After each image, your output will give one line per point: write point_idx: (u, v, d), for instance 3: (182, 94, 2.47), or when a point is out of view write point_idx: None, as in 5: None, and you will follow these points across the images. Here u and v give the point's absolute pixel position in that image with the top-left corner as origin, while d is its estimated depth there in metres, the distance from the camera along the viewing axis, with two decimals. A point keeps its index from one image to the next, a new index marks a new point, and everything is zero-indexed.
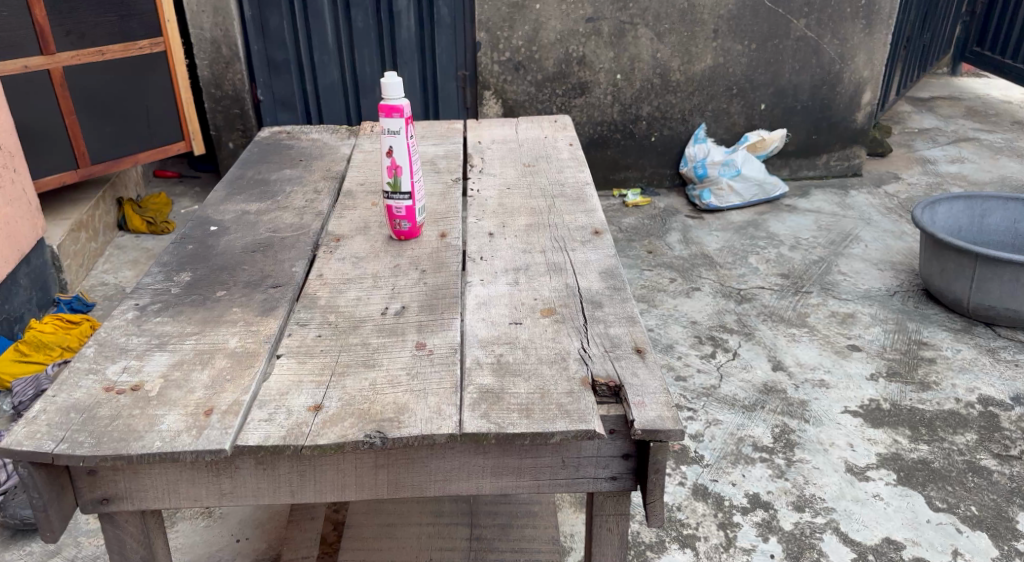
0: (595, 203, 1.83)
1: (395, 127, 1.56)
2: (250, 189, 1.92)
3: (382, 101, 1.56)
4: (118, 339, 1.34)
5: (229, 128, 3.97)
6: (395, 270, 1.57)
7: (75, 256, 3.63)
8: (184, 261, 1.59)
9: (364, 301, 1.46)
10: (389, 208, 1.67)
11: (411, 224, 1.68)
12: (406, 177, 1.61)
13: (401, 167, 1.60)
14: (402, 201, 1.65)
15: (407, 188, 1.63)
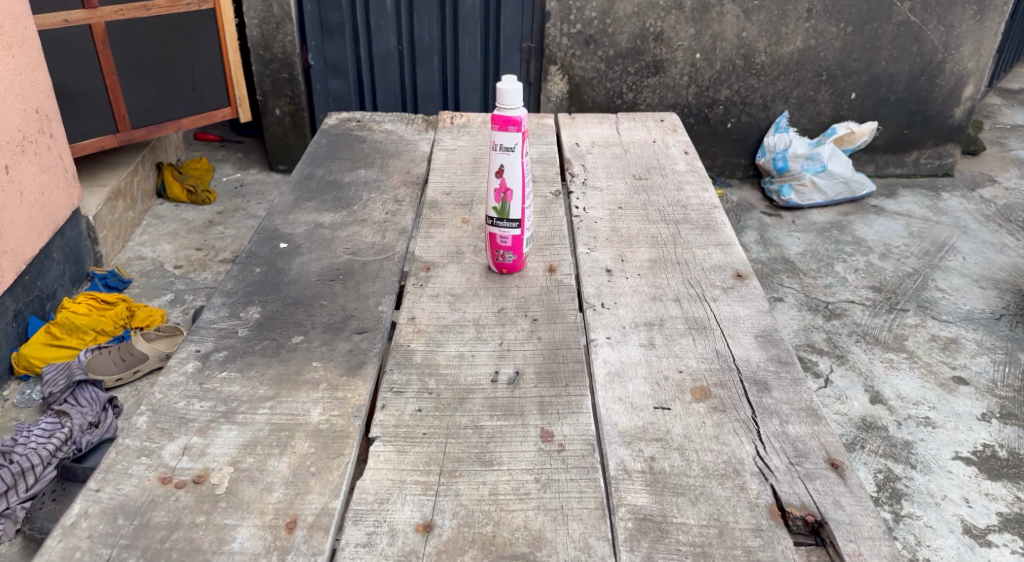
0: (731, 235, 1.54)
1: (509, 143, 1.30)
2: (323, 193, 1.67)
3: (497, 110, 1.30)
4: (176, 405, 1.12)
5: (277, 94, 3.69)
6: (501, 319, 1.31)
7: (111, 227, 3.41)
8: (251, 290, 1.37)
9: (469, 361, 1.21)
10: (490, 238, 1.40)
11: (517, 256, 1.41)
12: (517, 204, 1.34)
13: (512, 190, 1.33)
14: (508, 230, 1.37)
15: (514, 215, 1.35)
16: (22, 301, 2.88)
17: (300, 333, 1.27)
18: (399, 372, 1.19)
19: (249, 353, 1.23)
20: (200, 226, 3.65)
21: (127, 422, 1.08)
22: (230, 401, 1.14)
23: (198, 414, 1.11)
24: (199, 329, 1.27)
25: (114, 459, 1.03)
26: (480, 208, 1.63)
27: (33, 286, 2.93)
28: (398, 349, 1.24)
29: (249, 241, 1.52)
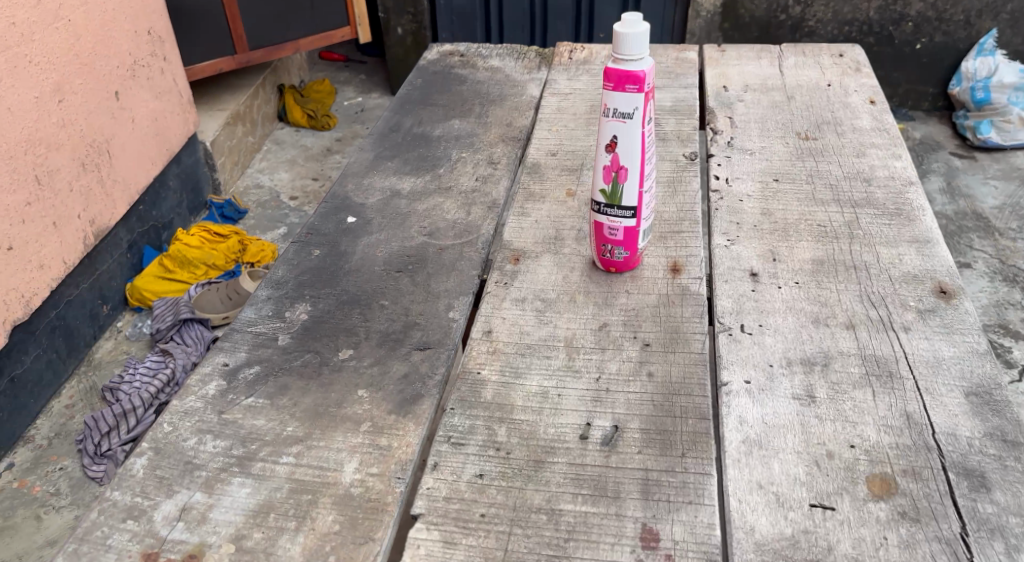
0: (931, 226, 1.14)
1: (629, 106, 0.97)
2: (408, 149, 1.42)
3: (613, 62, 0.96)
4: (186, 443, 0.91)
5: (399, 11, 3.35)
6: (602, 342, 1.00)
7: (230, 152, 3.29)
8: (304, 281, 1.12)
9: (554, 404, 0.92)
10: (596, 229, 1.07)
11: (633, 253, 1.08)
12: (634, 187, 1.01)
13: (626, 169, 1.00)
14: (620, 220, 1.04)
15: (630, 203, 1.02)
16: (136, 232, 2.82)
17: (350, 345, 1.02)
18: (461, 415, 0.92)
19: (283, 373, 0.99)
20: (318, 154, 3.50)
21: (122, 466, 0.88)
22: (249, 441, 0.91)
23: (209, 459, 0.89)
24: (233, 333, 1.04)
25: (93, 523, 0.83)
26: (589, 177, 1.31)
27: (148, 216, 2.86)
28: (464, 379, 0.96)
29: (314, 212, 1.27)
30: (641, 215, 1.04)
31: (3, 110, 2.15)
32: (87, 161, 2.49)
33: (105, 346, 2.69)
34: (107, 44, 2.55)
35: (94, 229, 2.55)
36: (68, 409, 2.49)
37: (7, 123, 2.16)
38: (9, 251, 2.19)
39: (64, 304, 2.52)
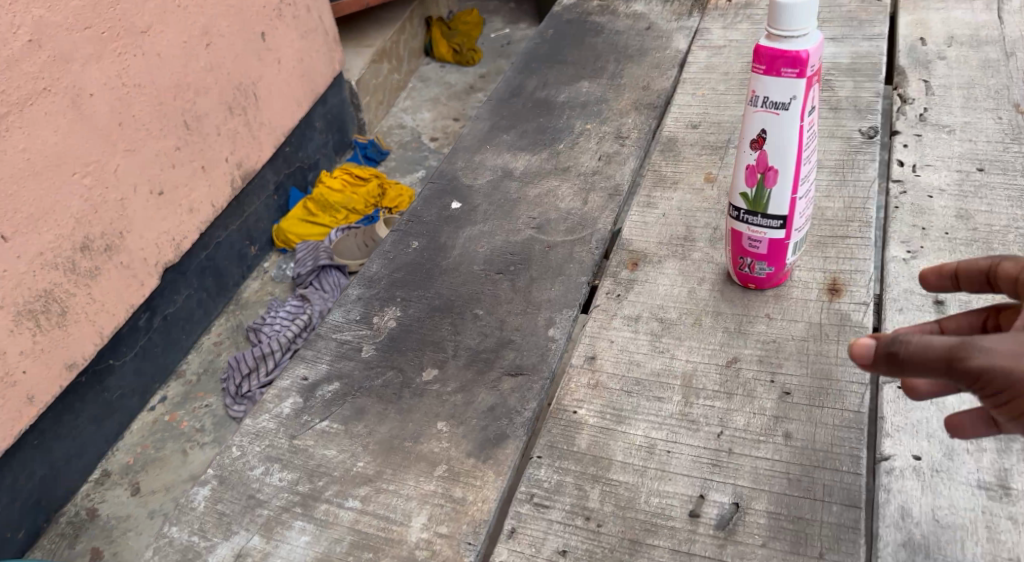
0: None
1: (785, 90, 0.80)
2: (526, 117, 1.26)
3: (768, 36, 0.80)
4: (253, 473, 0.83)
5: None
6: (727, 388, 0.84)
7: (375, 91, 3.22)
8: (398, 279, 1.01)
9: (663, 468, 0.79)
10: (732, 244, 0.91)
11: (779, 272, 0.91)
12: (782, 194, 0.84)
13: (776, 171, 0.83)
14: (765, 231, 0.87)
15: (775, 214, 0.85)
16: (282, 173, 2.81)
17: (435, 364, 0.90)
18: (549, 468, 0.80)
19: (360, 395, 0.88)
20: (461, 92, 3.38)
21: (183, 499, 0.82)
22: (315, 476, 0.82)
23: (274, 495, 0.81)
24: (317, 339, 0.95)
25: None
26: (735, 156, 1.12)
27: (294, 157, 2.85)
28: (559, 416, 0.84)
29: (418, 195, 1.15)
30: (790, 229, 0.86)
31: (154, 56, 2.07)
32: (234, 104, 2.43)
33: (252, 286, 2.72)
34: None
35: (242, 171, 2.51)
36: (216, 346, 2.51)
37: (157, 69, 2.09)
38: (161, 196, 2.14)
39: (214, 245, 2.54)
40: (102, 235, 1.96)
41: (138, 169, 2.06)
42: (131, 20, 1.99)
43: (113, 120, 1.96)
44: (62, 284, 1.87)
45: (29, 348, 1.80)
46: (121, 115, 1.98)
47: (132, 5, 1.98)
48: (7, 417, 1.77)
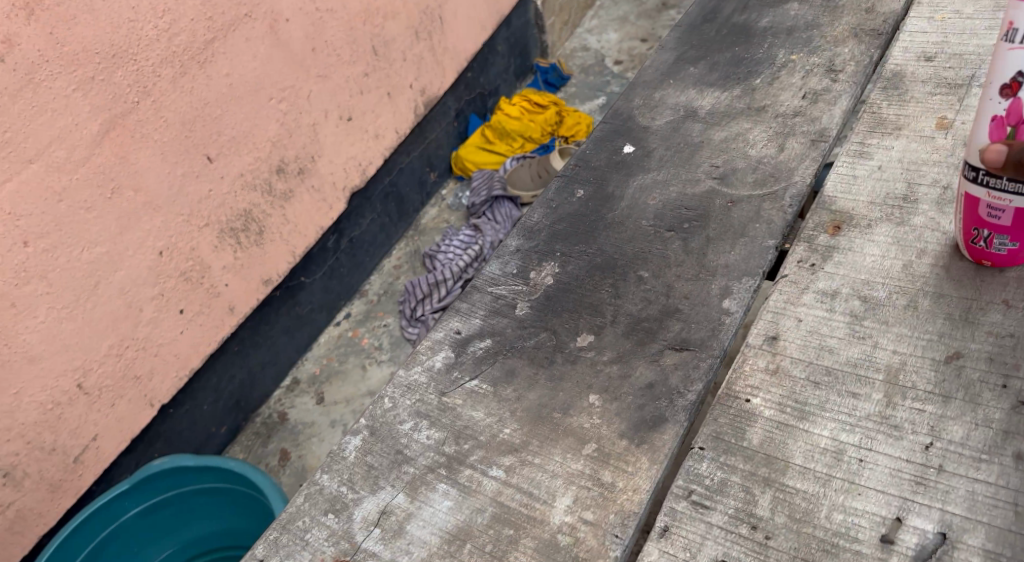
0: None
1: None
2: (729, 44, 1.50)
3: None
4: (403, 427, 1.09)
5: None
6: (933, 389, 1.03)
7: (561, 11, 3.08)
8: (557, 235, 1.27)
9: (855, 487, 0.98)
10: (974, 219, 1.08)
11: (1019, 248, 1.07)
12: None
13: None
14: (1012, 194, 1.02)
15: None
16: (464, 100, 2.78)
17: (591, 331, 1.13)
18: (710, 462, 1.04)
19: (512, 355, 1.13)
20: (652, 9, 3.18)
21: (341, 448, 1.10)
22: (462, 438, 1.06)
23: (421, 453, 1.06)
24: (472, 295, 1.23)
25: (298, 510, 1.05)
26: (973, 99, 1.30)
27: (476, 83, 2.80)
28: (726, 405, 1.08)
29: (592, 137, 1.42)
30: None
31: None
32: (420, 29, 2.46)
33: (431, 213, 2.78)
34: None
35: (425, 98, 2.57)
36: (396, 269, 2.67)
37: None
38: (349, 121, 2.32)
39: (397, 171, 2.61)
40: (296, 159, 2.20)
41: (328, 96, 2.23)
42: None
43: (307, 45, 2.12)
44: (259, 205, 2.14)
45: (231, 263, 2.12)
46: (314, 41, 2.13)
47: None
48: (212, 323, 2.12)
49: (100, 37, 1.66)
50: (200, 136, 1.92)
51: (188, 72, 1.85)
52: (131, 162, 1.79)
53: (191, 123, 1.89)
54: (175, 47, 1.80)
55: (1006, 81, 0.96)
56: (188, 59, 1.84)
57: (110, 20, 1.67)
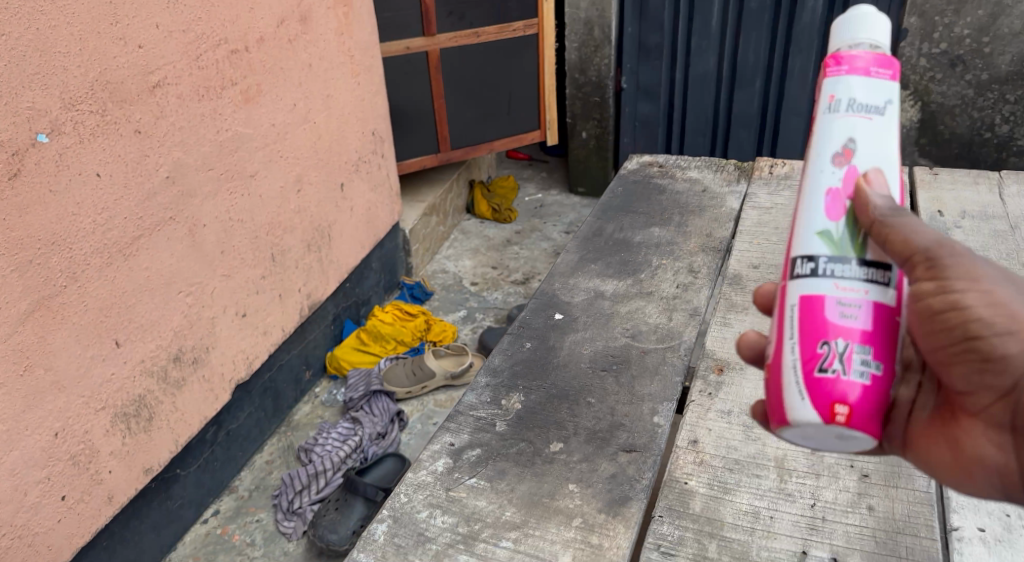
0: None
1: (881, 95, 0.99)
2: (611, 252, 1.91)
3: (845, 51, 1.02)
4: (420, 515, 1.28)
5: (585, 117, 4.08)
6: (815, 469, 1.34)
7: (424, 240, 3.52)
8: (518, 375, 1.53)
9: (771, 533, 1.24)
10: (821, 332, 0.98)
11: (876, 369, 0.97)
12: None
13: (865, 192, 0.99)
14: (858, 291, 0.98)
15: (880, 255, 1.00)
16: (341, 306, 3.06)
17: (561, 439, 1.38)
18: (668, 524, 1.27)
19: (500, 459, 1.36)
20: (499, 244, 3.69)
21: (368, 532, 1.26)
22: (471, 521, 1.26)
23: (439, 533, 1.25)
24: (457, 416, 1.46)
25: None
26: None
27: (352, 292, 3.11)
28: (671, 486, 1.33)
29: (528, 307, 1.73)
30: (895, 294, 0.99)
31: (256, 197, 2.50)
32: (312, 242, 2.79)
33: (303, 409, 2.94)
34: (340, 143, 2.89)
35: (309, 301, 2.83)
36: (268, 464, 2.74)
37: (258, 208, 2.51)
38: (244, 317, 2.53)
39: (276, 368, 2.80)
40: (192, 349, 2.34)
41: (228, 294, 2.44)
42: (243, 166, 2.44)
43: (218, 248, 2.37)
44: (153, 391, 2.22)
45: (118, 449, 2.13)
46: (223, 245, 2.39)
47: (246, 153, 2.44)
48: (89, 512, 2.07)
49: (48, 227, 1.84)
50: (112, 322, 2.05)
51: (114, 263, 2.02)
52: (47, 343, 1.88)
53: (107, 310, 2.02)
54: (107, 241, 2.00)
55: (836, 154, 1.00)
56: (116, 252, 2.02)
57: (58, 214, 1.86)
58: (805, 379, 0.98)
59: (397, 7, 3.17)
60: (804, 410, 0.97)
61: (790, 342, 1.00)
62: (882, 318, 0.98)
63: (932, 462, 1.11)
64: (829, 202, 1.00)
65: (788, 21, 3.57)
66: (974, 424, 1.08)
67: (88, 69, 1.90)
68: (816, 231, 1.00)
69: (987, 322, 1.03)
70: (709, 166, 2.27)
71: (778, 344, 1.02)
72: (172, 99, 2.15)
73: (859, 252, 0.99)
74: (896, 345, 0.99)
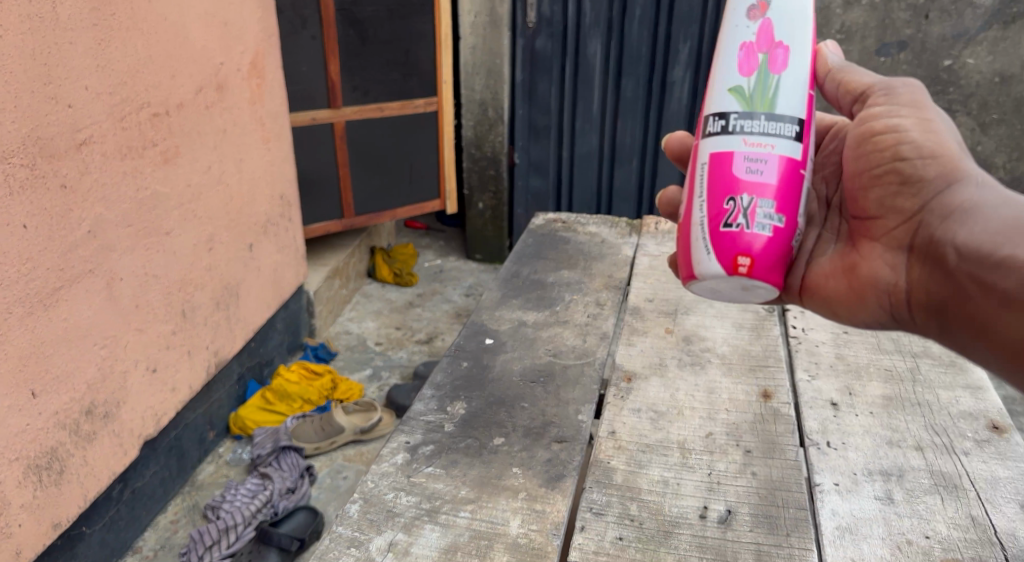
0: (1016, 445, 1.62)
1: None
2: (527, 291, 2.15)
3: None
4: (387, 497, 1.48)
5: (482, 189, 4.36)
6: (709, 447, 1.61)
7: (327, 302, 3.65)
8: (459, 386, 1.77)
9: (676, 494, 1.50)
10: (732, 190, 1.34)
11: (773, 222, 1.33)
12: (791, 65, 1.34)
13: (774, 45, 1.35)
14: (763, 154, 1.32)
15: (785, 110, 1.33)
16: (245, 366, 3.12)
17: (502, 434, 1.62)
18: (598, 492, 1.51)
19: (452, 451, 1.58)
20: (401, 306, 3.88)
21: (344, 510, 1.45)
22: (432, 499, 1.47)
23: (406, 509, 1.45)
24: (409, 421, 1.66)
25: (326, 546, 1.39)
26: (679, 320, 2.03)
27: (256, 352, 3.17)
28: (598, 464, 1.57)
29: (462, 333, 1.96)
30: (795, 148, 1.34)
31: (170, 254, 2.58)
32: (221, 300, 2.86)
33: (207, 469, 2.93)
34: (249, 206, 3.01)
35: (216, 358, 2.88)
36: (172, 524, 2.71)
37: (171, 264, 2.59)
38: (154, 373, 2.55)
39: (181, 427, 2.80)
40: (104, 403, 2.34)
41: (140, 347, 2.48)
42: (160, 224, 2.52)
43: (133, 303, 2.42)
44: (65, 444, 2.21)
45: (28, 502, 2.10)
46: (138, 299, 2.44)
47: (164, 212, 2.53)
48: None
49: None
50: (30, 371, 2.07)
51: (34, 312, 2.06)
52: None
53: (24, 359, 2.04)
54: (29, 290, 2.04)
55: (754, 12, 1.36)
56: (37, 301, 2.06)
57: None
58: (712, 232, 1.35)
59: (305, 80, 3.37)
60: (712, 257, 1.36)
61: (702, 201, 1.37)
62: (781, 172, 1.33)
63: (833, 281, 1.54)
64: (741, 59, 1.35)
65: (659, 106, 4.00)
66: (875, 250, 1.50)
67: (23, 123, 1.98)
68: (729, 87, 1.35)
69: (915, 147, 1.42)
70: (604, 222, 2.57)
71: (699, 198, 1.39)
72: (97, 156, 2.24)
73: (765, 107, 1.33)
74: (792, 196, 1.34)
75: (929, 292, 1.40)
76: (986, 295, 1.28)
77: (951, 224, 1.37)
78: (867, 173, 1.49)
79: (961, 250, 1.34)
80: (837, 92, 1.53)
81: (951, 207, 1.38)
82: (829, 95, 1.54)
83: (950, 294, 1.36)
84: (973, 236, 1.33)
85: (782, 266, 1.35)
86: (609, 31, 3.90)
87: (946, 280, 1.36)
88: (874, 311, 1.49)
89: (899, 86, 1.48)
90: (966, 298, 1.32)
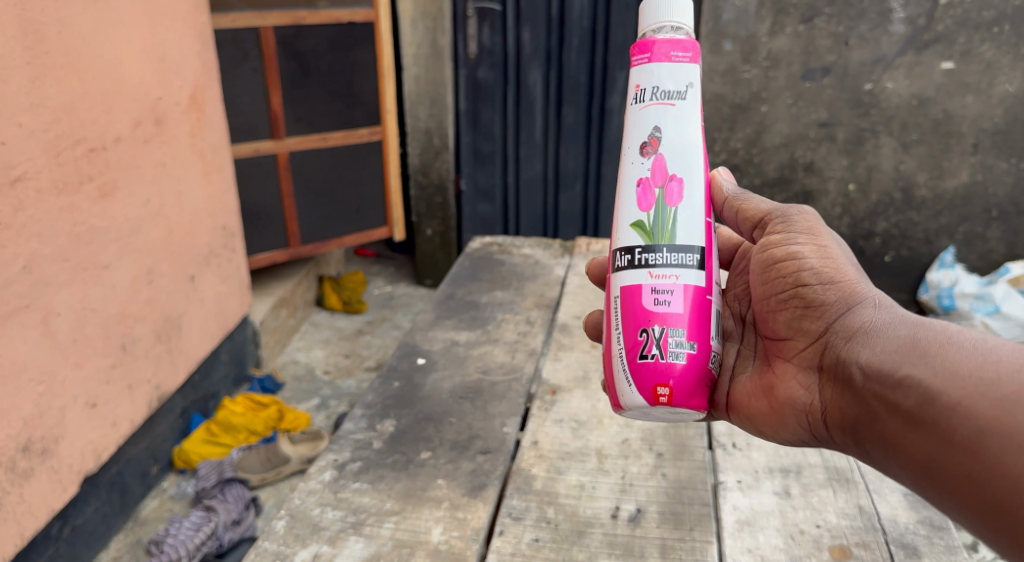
0: None
1: (683, 80, 1.33)
2: (462, 312, 2.21)
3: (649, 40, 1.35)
4: (313, 512, 1.52)
5: (430, 216, 4.40)
6: (625, 452, 1.68)
7: (274, 331, 3.67)
8: (390, 404, 1.82)
9: (590, 495, 1.56)
10: (646, 321, 1.30)
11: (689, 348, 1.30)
12: (688, 195, 1.33)
13: (672, 178, 1.33)
14: (670, 282, 1.30)
15: (687, 240, 1.32)
16: (189, 399, 3.11)
17: (429, 448, 1.68)
18: (518, 498, 1.55)
19: (379, 466, 1.63)
20: (350, 334, 3.91)
21: (271, 526, 1.48)
22: (357, 512, 1.51)
23: (331, 522, 1.49)
24: (339, 439, 1.70)
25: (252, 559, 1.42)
26: None
27: (200, 385, 3.16)
28: (520, 473, 1.61)
29: (394, 353, 2.00)
30: (701, 276, 1.32)
31: (109, 287, 2.58)
32: (161, 333, 2.86)
33: (151, 504, 2.92)
34: (190, 238, 3.02)
35: (159, 392, 2.87)
36: None
37: (110, 298, 2.59)
38: (93, 408, 2.54)
39: (123, 462, 2.78)
40: (41, 439, 2.32)
41: (78, 383, 2.47)
42: (99, 257, 2.53)
43: (71, 336, 2.42)
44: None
45: None
46: (76, 334, 2.44)
47: (101, 246, 2.53)
48: None
49: None
50: None
51: None
52: None
53: None
54: None
55: (648, 146, 1.34)
56: None
57: None
58: (630, 364, 1.31)
59: (246, 112, 3.42)
60: (634, 389, 1.31)
61: (617, 334, 1.33)
62: (690, 301, 1.30)
63: (752, 403, 1.47)
64: (640, 194, 1.34)
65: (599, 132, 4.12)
66: (788, 370, 1.44)
67: None
68: (631, 222, 1.34)
69: (812, 272, 1.40)
70: (538, 243, 2.65)
71: (614, 331, 1.35)
72: (32, 192, 2.25)
73: (667, 240, 1.31)
74: (704, 323, 1.31)
75: (840, 412, 1.33)
76: (892, 414, 1.22)
77: (854, 344, 1.32)
78: (775, 296, 1.46)
79: (866, 369, 1.28)
80: (737, 219, 1.54)
81: (853, 327, 1.34)
82: (729, 221, 1.56)
83: (861, 415, 1.28)
84: (874, 356, 1.28)
85: (705, 390, 1.31)
86: (548, 61, 4.02)
87: (856, 398, 1.29)
88: (794, 432, 1.42)
89: (795, 213, 1.48)
90: (877, 417, 1.25)
